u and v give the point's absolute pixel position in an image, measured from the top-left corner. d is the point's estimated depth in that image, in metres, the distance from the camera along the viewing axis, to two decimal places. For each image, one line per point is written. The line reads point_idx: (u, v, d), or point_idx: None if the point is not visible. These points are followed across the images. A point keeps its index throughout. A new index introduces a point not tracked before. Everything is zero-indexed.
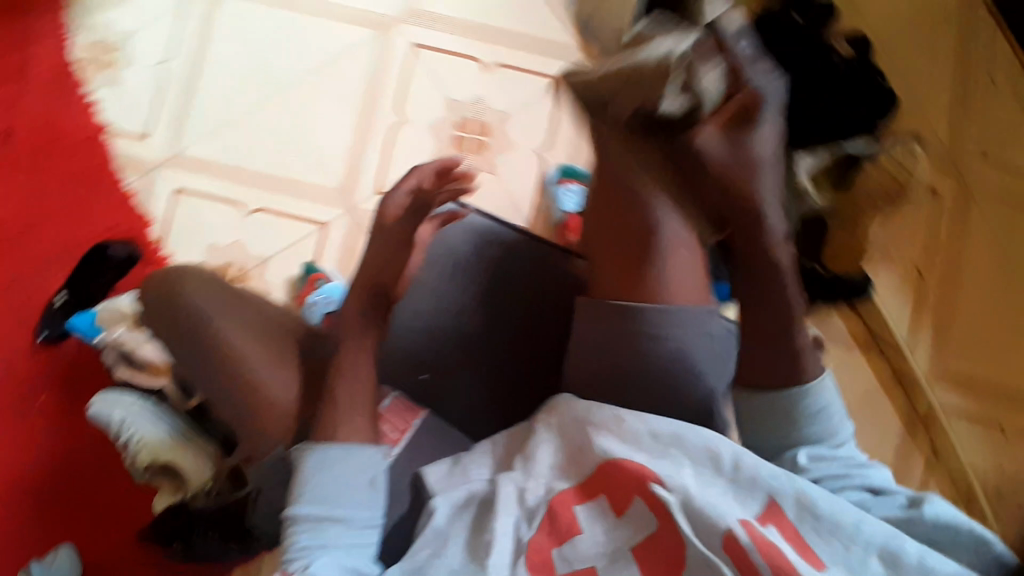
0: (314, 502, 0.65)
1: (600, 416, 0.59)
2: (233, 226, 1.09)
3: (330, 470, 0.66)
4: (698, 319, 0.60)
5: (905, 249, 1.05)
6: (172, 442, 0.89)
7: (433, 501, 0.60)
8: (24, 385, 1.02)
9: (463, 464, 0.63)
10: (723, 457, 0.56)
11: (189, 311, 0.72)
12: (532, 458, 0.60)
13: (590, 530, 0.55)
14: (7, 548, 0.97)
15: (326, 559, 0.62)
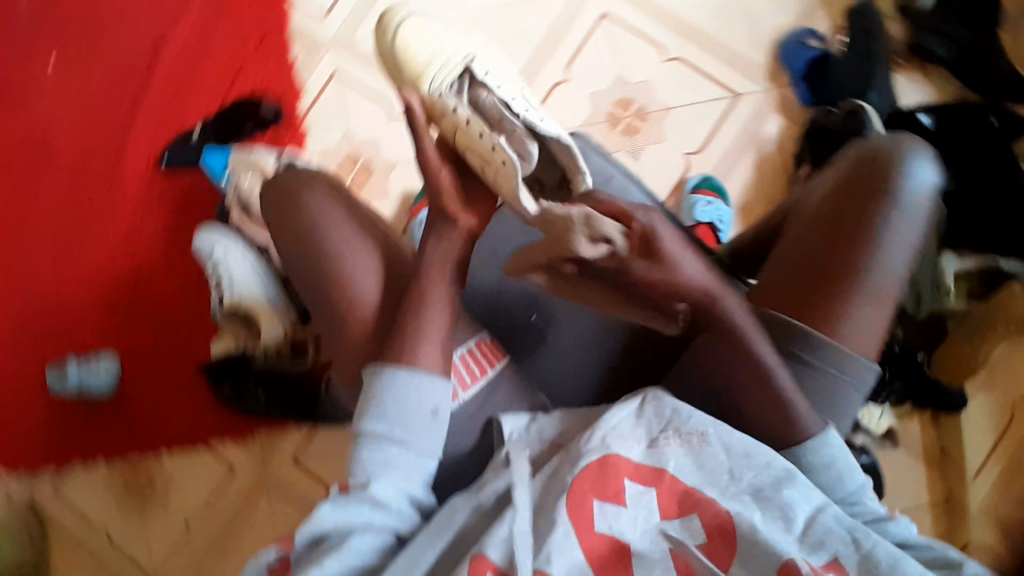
0: (383, 422, 0.65)
1: (683, 426, 0.60)
2: (374, 125, 1.09)
3: (396, 397, 0.65)
4: (837, 360, 0.62)
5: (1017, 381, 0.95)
6: (258, 300, 0.96)
7: (506, 449, 0.65)
8: (139, 196, 1.08)
9: (539, 425, 0.67)
10: (796, 515, 0.56)
11: (316, 208, 0.76)
12: (604, 420, 0.61)
13: (633, 510, 0.57)
14: (70, 335, 1.05)
15: (385, 482, 0.63)
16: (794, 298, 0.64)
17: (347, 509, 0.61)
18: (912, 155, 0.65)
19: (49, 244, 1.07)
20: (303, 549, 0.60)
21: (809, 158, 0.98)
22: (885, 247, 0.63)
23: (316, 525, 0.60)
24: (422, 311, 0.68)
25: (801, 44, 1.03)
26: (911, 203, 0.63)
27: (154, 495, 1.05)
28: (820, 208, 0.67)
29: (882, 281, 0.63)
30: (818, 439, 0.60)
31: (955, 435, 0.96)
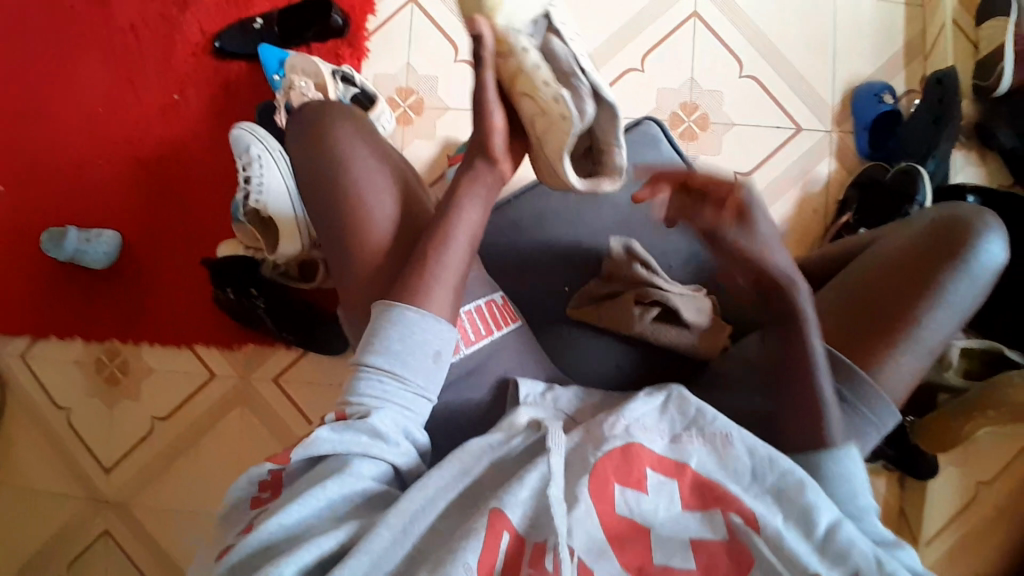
0: (385, 357, 0.59)
1: (708, 429, 0.61)
2: (438, 62, 1.06)
3: (400, 329, 0.60)
4: (870, 397, 0.65)
5: (988, 462, 1.00)
6: (285, 211, 0.92)
7: (518, 406, 0.65)
8: (187, 77, 1.05)
9: (555, 395, 0.68)
10: (819, 523, 0.55)
11: (337, 141, 0.68)
12: (627, 410, 0.62)
13: (653, 497, 0.56)
14: (81, 203, 1.04)
15: (383, 414, 0.58)
16: (844, 330, 0.68)
17: (345, 433, 0.57)
18: (989, 227, 0.68)
19: (88, 107, 1.06)
20: (300, 465, 0.57)
21: (853, 209, 0.98)
22: (941, 308, 0.66)
23: (311, 446, 0.56)
24: (441, 253, 0.63)
25: (875, 97, 1.02)
26: (978, 274, 0.66)
27: (125, 384, 1.03)
28: (889, 256, 0.69)
29: (928, 334, 0.66)
30: (841, 451, 0.60)
31: (918, 502, 1.00)
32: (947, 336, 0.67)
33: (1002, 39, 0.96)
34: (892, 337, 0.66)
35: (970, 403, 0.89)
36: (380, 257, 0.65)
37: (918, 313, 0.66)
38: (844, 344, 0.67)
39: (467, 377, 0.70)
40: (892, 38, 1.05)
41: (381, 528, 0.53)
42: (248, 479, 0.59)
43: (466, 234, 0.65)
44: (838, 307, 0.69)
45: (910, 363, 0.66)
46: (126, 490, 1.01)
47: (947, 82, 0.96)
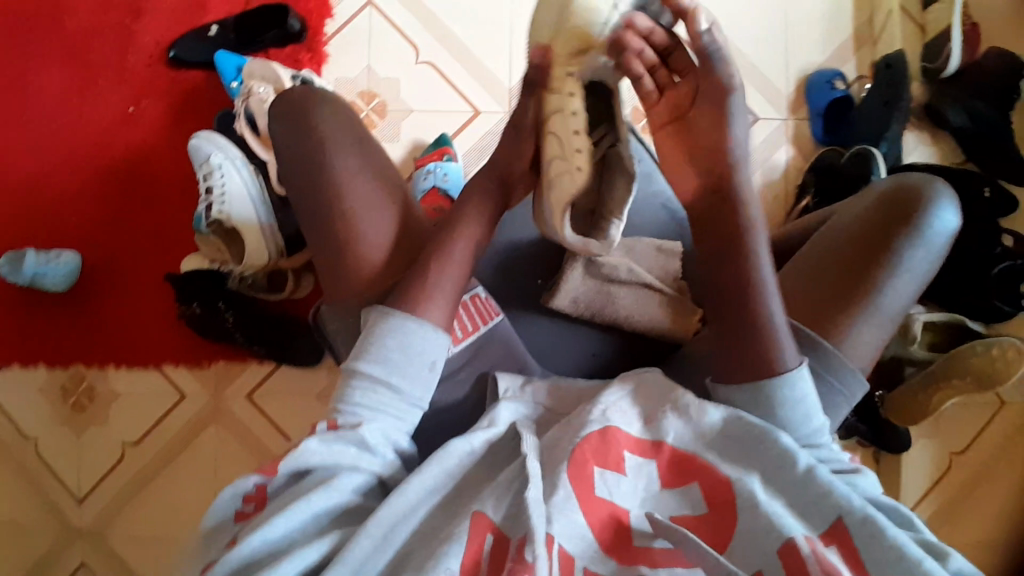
0: (379, 365, 0.59)
1: (679, 399, 0.60)
2: (399, 65, 1.06)
3: (401, 339, 0.60)
4: (837, 370, 0.66)
5: (958, 434, 1.02)
6: (251, 224, 0.92)
7: (498, 402, 0.65)
8: (144, 89, 1.04)
9: (533, 388, 0.67)
10: (797, 462, 0.56)
11: (315, 135, 0.66)
12: (603, 396, 0.61)
13: (632, 477, 0.57)
14: (38, 223, 1.01)
15: (372, 424, 0.58)
16: (809, 304, 0.68)
17: (333, 445, 0.56)
18: (940, 196, 0.69)
19: (41, 125, 1.03)
20: (284, 480, 0.57)
21: (812, 193, 1.00)
22: (900, 276, 0.67)
23: (299, 459, 0.56)
24: (444, 265, 0.64)
25: (827, 84, 1.05)
26: (933, 240, 0.68)
27: (93, 411, 0.99)
28: (848, 228, 0.70)
29: (890, 305, 0.68)
30: (793, 375, 0.59)
31: (896, 475, 1.01)
32: (907, 302, 0.69)
33: (948, 20, 1.02)
34: (857, 311, 0.67)
35: (936, 374, 0.92)
36: (354, 255, 0.65)
37: (879, 286, 0.67)
38: (810, 317, 0.68)
39: (452, 376, 0.71)
40: (842, 26, 1.08)
41: (363, 535, 0.52)
42: (233, 492, 0.57)
43: (468, 252, 0.66)
44: (800, 284, 0.70)
45: (875, 335, 0.68)
46: (100, 519, 0.98)
47: (895, 69, 0.99)
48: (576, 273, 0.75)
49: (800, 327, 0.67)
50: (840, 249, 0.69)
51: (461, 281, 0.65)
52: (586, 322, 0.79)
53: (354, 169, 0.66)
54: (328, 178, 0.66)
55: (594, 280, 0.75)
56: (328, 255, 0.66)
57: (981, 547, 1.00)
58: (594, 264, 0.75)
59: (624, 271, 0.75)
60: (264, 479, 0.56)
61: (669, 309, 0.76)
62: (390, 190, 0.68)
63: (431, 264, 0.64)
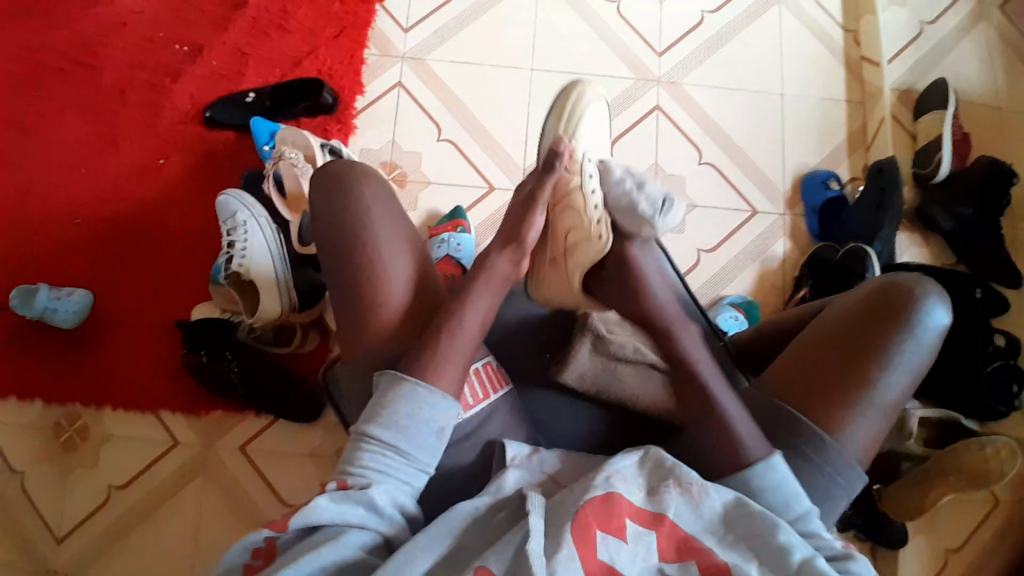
0: (390, 431, 0.61)
1: (685, 479, 0.61)
2: (422, 141, 1.12)
3: (410, 407, 0.62)
4: (834, 464, 0.68)
5: (954, 532, 1.01)
6: (268, 278, 0.94)
7: (506, 469, 0.65)
8: (177, 143, 1.09)
9: (541, 456, 0.68)
10: (791, 556, 0.57)
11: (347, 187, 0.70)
12: (610, 463, 0.62)
13: (632, 546, 0.57)
14: (56, 261, 1.04)
15: (382, 486, 0.59)
16: (801, 391, 0.70)
17: (344, 504, 0.57)
18: (933, 292, 0.71)
19: (73, 169, 1.08)
20: (292, 535, 0.56)
21: (808, 284, 1.04)
22: (893, 368, 0.68)
23: (309, 516, 0.55)
24: (456, 332, 0.66)
25: (822, 183, 1.12)
26: (926, 335, 0.69)
27: (84, 451, 0.98)
28: (845, 317, 0.71)
29: (885, 399, 0.69)
30: (761, 463, 0.64)
31: (892, 572, 0.99)
32: (902, 396, 0.69)
33: (940, 130, 1.09)
34: (852, 404, 0.68)
35: (929, 470, 0.93)
36: (369, 301, 0.67)
37: (874, 380, 0.68)
38: (803, 404, 0.70)
39: (461, 441, 0.71)
40: (835, 133, 1.16)
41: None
42: (242, 547, 0.56)
43: (479, 318, 0.68)
44: (798, 371, 0.71)
45: (870, 428, 0.69)
46: (73, 566, 0.94)
47: (887, 171, 1.04)
48: (582, 352, 0.77)
49: (797, 416, 0.69)
50: (834, 339, 0.71)
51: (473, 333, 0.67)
52: (589, 401, 0.80)
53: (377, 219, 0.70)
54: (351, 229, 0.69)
55: (599, 358, 0.77)
56: (343, 299, 0.69)
57: None
58: (600, 340, 0.77)
59: (631, 350, 0.76)
60: (274, 533, 0.56)
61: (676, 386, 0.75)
62: (409, 241, 0.71)
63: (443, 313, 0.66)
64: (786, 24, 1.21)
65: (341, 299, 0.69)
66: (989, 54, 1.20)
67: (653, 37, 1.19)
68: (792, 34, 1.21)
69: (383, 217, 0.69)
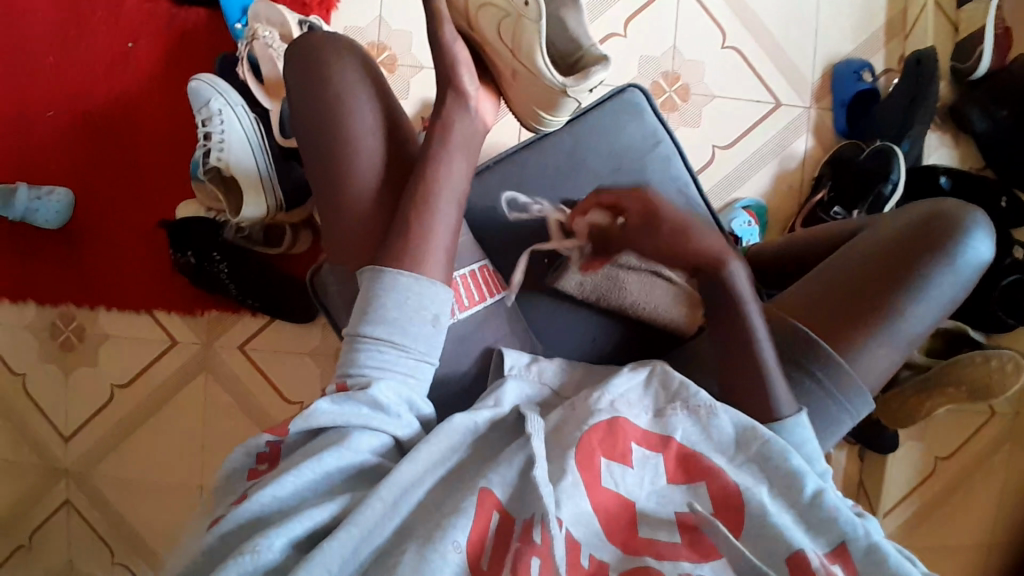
0: (381, 325, 0.57)
1: (694, 401, 0.60)
2: (413, 16, 1.02)
3: (395, 297, 0.57)
4: (841, 386, 0.65)
5: (949, 436, 1.03)
6: (251, 172, 0.89)
7: (504, 378, 0.64)
8: (143, 21, 0.98)
9: (540, 366, 0.67)
10: (804, 487, 0.56)
11: (326, 94, 0.63)
12: (612, 385, 0.62)
13: (638, 470, 0.57)
14: (30, 154, 0.97)
15: (384, 385, 0.55)
16: (820, 309, 0.67)
17: (346, 404, 0.54)
18: (980, 225, 0.66)
19: (30, 49, 0.98)
20: (298, 437, 0.55)
21: (827, 186, 0.98)
22: (923, 301, 0.65)
23: (309, 419, 0.53)
24: (438, 237, 0.61)
25: (855, 75, 1.02)
26: (963, 268, 0.65)
27: (83, 350, 0.98)
28: (881, 243, 0.67)
29: (907, 329, 0.65)
30: (791, 420, 0.61)
31: (879, 472, 1.02)
32: (927, 328, 0.66)
33: (982, 21, 0.98)
34: (873, 330, 0.64)
35: (931, 380, 0.93)
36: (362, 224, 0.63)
37: (901, 308, 0.64)
38: (819, 323, 0.66)
39: (458, 344, 0.67)
40: (874, 12, 1.04)
41: (375, 501, 0.50)
42: (244, 451, 0.55)
43: (453, 204, 0.63)
44: (819, 291, 0.68)
45: (887, 356, 0.66)
46: (88, 459, 0.98)
47: (924, 66, 0.95)
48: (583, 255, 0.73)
49: (810, 337, 0.66)
50: (864, 263, 0.67)
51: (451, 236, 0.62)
52: (590, 308, 0.78)
53: (362, 129, 0.63)
54: (333, 144, 0.63)
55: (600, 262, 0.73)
56: (331, 221, 0.65)
57: (960, 548, 1.02)
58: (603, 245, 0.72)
59: (634, 256, 0.73)
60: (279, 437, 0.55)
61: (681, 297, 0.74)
62: (399, 156, 0.65)
63: (438, 231, 0.61)
64: None
65: (333, 220, 0.65)
66: None
67: None
68: None
69: (365, 140, 0.63)
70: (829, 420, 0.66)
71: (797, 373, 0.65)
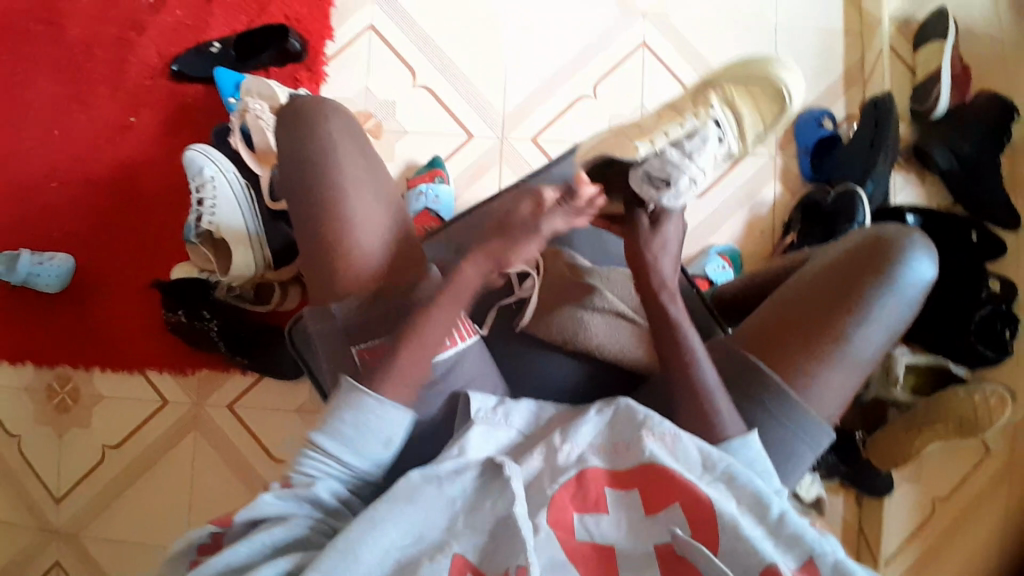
0: (338, 443, 0.56)
1: (659, 429, 0.59)
2: (397, 86, 1.09)
3: (361, 421, 0.56)
4: (797, 418, 0.65)
5: (943, 477, 1.01)
6: (240, 233, 0.95)
7: (470, 424, 0.60)
8: (145, 99, 1.06)
9: (507, 408, 0.63)
10: (771, 506, 0.55)
11: (315, 146, 0.66)
12: (578, 434, 0.60)
13: (613, 515, 0.55)
14: (37, 224, 1.03)
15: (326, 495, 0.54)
16: (768, 339, 0.67)
17: (289, 499, 0.52)
18: (918, 245, 0.68)
19: (43, 127, 1.05)
20: (240, 527, 0.51)
21: (796, 229, 1.01)
22: (869, 324, 0.66)
23: (254, 508, 0.51)
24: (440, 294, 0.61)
25: (816, 123, 1.06)
26: (907, 290, 0.67)
27: (77, 412, 1.01)
28: (827, 268, 0.69)
29: (856, 354, 0.66)
30: (737, 441, 0.62)
31: (879, 519, 0.99)
32: (877, 351, 0.67)
33: (937, 63, 1.02)
34: (823, 357, 0.65)
35: (918, 418, 0.91)
36: (338, 260, 0.64)
37: (850, 332, 0.65)
38: (769, 353, 0.67)
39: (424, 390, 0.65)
40: (832, 65, 1.09)
41: (329, 553, 0.49)
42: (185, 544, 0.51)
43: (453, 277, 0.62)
44: (770, 320, 0.69)
45: (839, 382, 0.66)
46: (77, 521, 0.98)
47: (882, 107, 0.99)
48: (554, 303, 0.79)
49: (763, 367, 0.66)
50: (813, 290, 0.68)
51: (448, 308, 0.62)
52: (559, 349, 0.78)
53: (350, 180, 0.65)
54: (301, 193, 0.66)
55: (571, 308, 0.78)
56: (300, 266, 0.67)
57: None
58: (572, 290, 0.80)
59: (599, 300, 0.78)
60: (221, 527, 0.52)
61: (641, 340, 0.77)
62: (382, 203, 0.67)
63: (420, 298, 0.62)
64: None
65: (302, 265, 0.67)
66: None
67: None
68: None
69: (358, 188, 0.65)
70: (788, 451, 0.66)
71: (749, 406, 0.66)
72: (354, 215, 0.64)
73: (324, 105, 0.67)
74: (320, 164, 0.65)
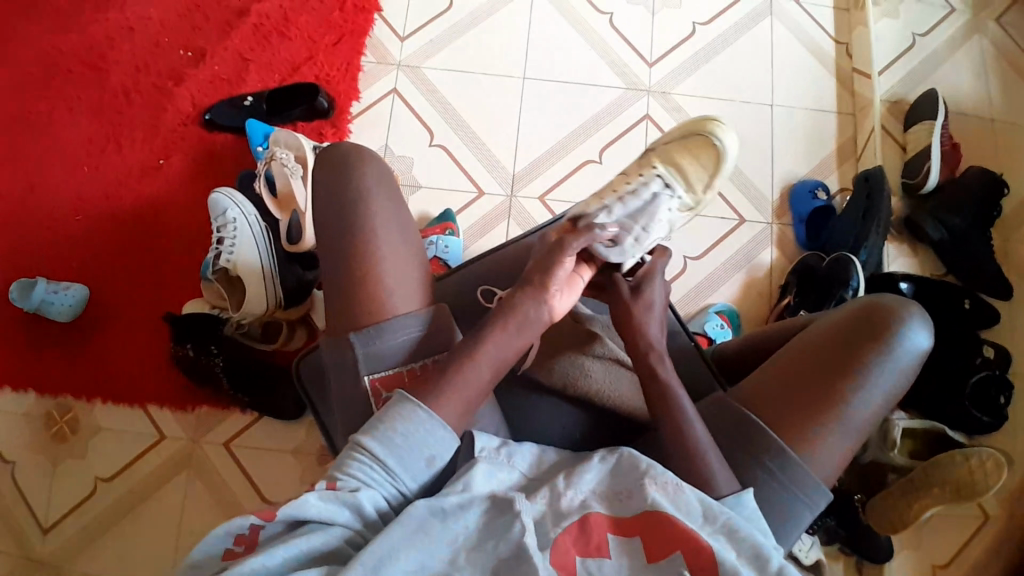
0: (387, 448, 0.55)
1: (661, 478, 0.58)
2: (415, 144, 1.15)
3: (412, 428, 0.56)
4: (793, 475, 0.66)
5: (942, 544, 0.99)
6: (255, 271, 0.98)
7: (474, 461, 0.57)
8: (176, 144, 1.12)
9: (510, 450, 0.61)
10: (770, 560, 0.54)
11: (346, 180, 0.70)
12: (583, 481, 0.58)
13: (617, 560, 0.52)
14: (58, 254, 1.07)
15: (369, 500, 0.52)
16: (766, 401, 0.69)
17: (331, 502, 0.50)
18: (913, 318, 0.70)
19: (76, 165, 1.11)
20: (279, 527, 0.50)
21: (793, 292, 1.04)
22: (864, 392, 0.67)
23: (297, 507, 0.49)
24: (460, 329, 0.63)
25: (810, 193, 1.12)
26: (901, 360, 0.68)
27: (73, 443, 1.00)
28: (825, 334, 0.70)
29: (851, 420, 0.67)
30: (732, 497, 0.61)
31: None
32: (871, 417, 0.68)
33: (927, 141, 1.09)
34: (818, 422, 0.67)
35: (916, 482, 0.90)
36: (354, 283, 0.67)
37: (845, 398, 0.67)
38: (766, 413, 0.68)
39: None
40: (826, 142, 1.16)
41: (353, 567, 0.46)
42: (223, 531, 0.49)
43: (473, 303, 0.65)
44: (769, 383, 0.70)
45: (835, 445, 0.67)
46: (62, 553, 0.96)
47: (872, 179, 1.04)
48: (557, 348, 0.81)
49: (761, 428, 0.67)
50: (811, 355, 0.69)
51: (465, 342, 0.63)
52: (558, 394, 0.79)
53: (374, 214, 0.69)
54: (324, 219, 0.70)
55: (573, 355, 0.80)
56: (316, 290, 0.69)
57: None
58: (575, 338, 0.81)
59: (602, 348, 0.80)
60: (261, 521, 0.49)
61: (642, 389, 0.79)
62: (403, 237, 0.70)
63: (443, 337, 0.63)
64: (779, 36, 1.22)
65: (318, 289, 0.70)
66: (982, 68, 1.19)
67: (644, 46, 1.21)
68: (784, 45, 1.21)
69: (383, 223, 0.69)
70: (787, 513, 0.66)
71: (751, 459, 0.66)
72: (374, 245, 0.68)
73: (355, 144, 0.72)
74: (348, 196, 0.69)
